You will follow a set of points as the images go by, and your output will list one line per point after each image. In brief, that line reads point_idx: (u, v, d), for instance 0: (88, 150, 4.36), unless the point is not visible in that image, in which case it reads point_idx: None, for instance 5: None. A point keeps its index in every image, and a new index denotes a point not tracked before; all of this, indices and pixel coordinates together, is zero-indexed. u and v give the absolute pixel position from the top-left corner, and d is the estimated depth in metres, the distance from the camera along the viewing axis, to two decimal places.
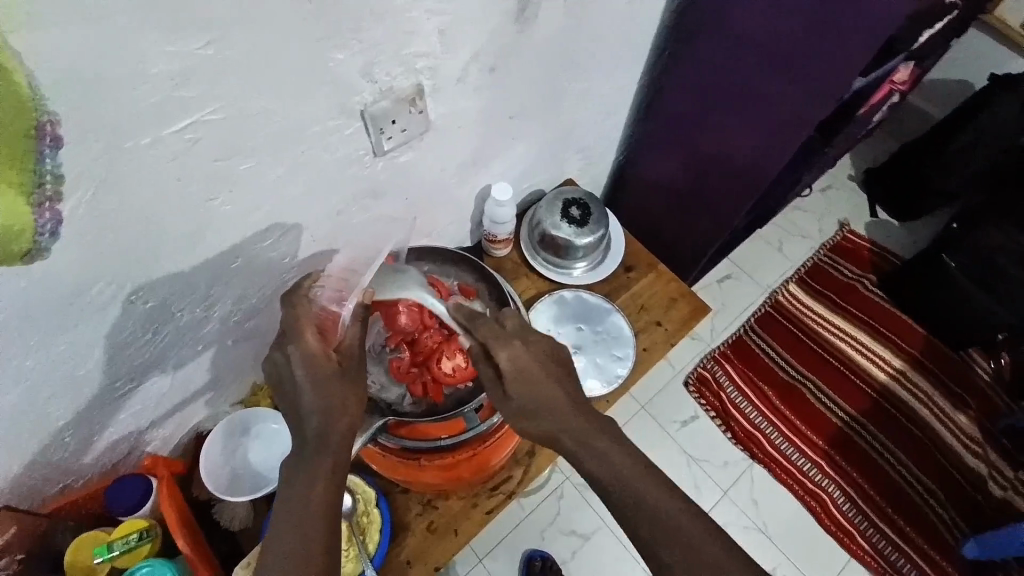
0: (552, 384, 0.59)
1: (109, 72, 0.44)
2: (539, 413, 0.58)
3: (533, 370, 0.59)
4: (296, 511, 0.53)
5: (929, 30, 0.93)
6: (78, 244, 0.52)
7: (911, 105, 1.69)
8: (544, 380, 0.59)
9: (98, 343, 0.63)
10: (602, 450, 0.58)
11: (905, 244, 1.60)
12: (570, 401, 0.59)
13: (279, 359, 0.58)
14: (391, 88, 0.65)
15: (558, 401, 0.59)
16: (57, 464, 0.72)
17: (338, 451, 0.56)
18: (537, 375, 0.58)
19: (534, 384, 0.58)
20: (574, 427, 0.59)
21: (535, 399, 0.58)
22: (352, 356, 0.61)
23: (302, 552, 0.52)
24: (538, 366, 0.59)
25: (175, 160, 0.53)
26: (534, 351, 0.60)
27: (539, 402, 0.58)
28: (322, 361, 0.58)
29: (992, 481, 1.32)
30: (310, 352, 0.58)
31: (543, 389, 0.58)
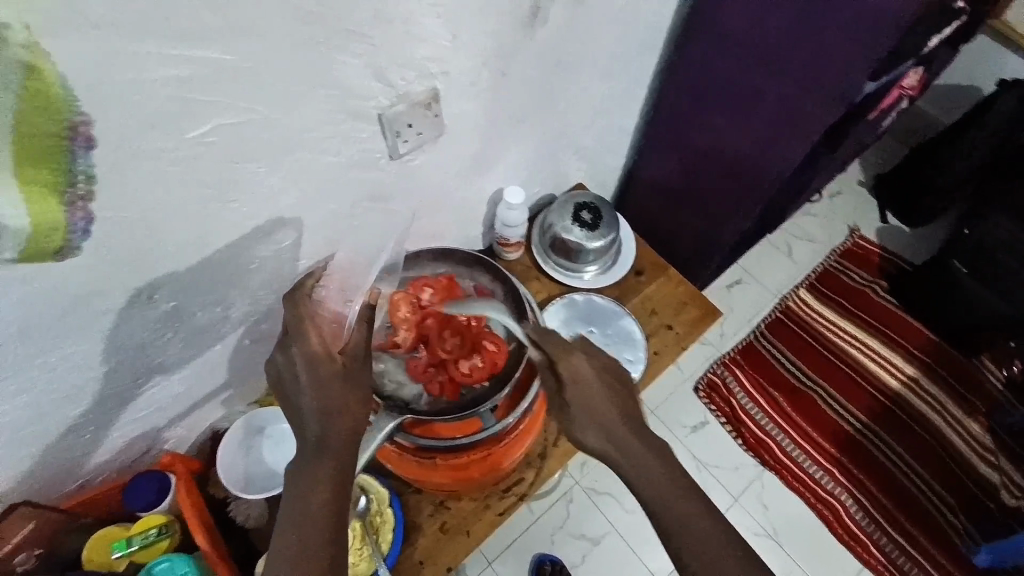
0: (610, 394, 0.60)
1: (137, 76, 0.45)
2: (589, 420, 0.59)
3: (590, 380, 0.61)
4: (297, 511, 0.53)
5: (938, 34, 0.93)
6: (103, 245, 0.53)
7: (920, 110, 1.69)
8: (602, 391, 0.61)
9: (118, 343, 0.64)
10: (638, 456, 0.57)
11: (915, 249, 1.59)
12: (621, 414, 0.60)
13: (282, 358, 0.59)
14: (404, 92, 0.66)
15: (608, 411, 0.59)
16: (76, 462, 0.74)
17: (342, 453, 0.56)
18: (596, 386, 0.61)
19: (586, 393, 0.60)
20: (623, 439, 0.58)
21: (586, 408, 0.60)
22: (354, 357, 0.62)
23: (299, 553, 0.51)
24: (596, 379, 0.61)
25: (197, 163, 0.54)
26: (600, 369, 0.62)
27: (590, 410, 0.59)
28: (325, 361, 0.59)
29: (1007, 488, 1.31)
30: (310, 354, 0.59)
31: (597, 399, 0.60)
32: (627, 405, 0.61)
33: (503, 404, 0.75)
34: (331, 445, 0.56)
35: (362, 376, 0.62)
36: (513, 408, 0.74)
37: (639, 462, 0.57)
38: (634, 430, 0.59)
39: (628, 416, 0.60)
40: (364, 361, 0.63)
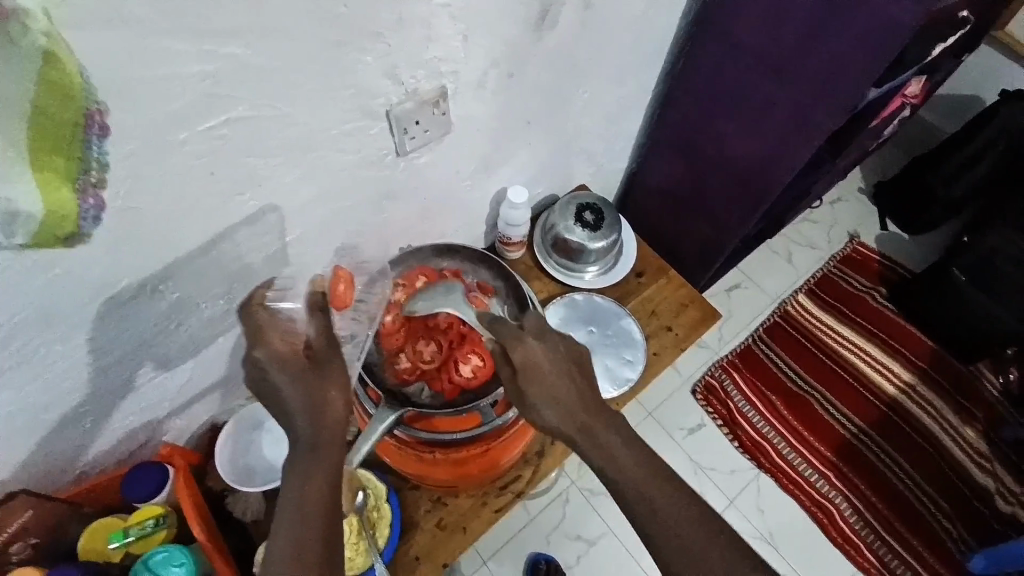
0: (564, 376, 0.61)
1: (152, 69, 0.45)
2: (547, 404, 0.60)
3: (544, 365, 0.61)
4: (294, 508, 0.53)
5: (942, 44, 0.94)
6: (112, 236, 0.54)
7: (922, 119, 1.70)
8: (557, 374, 0.61)
9: (123, 333, 0.64)
10: (605, 444, 0.59)
11: (914, 257, 1.60)
12: (576, 395, 0.61)
13: (248, 367, 0.58)
14: (414, 90, 0.67)
15: (563, 393, 0.60)
16: (77, 452, 0.74)
17: (333, 446, 0.55)
18: (550, 369, 0.61)
19: (544, 377, 0.61)
20: (579, 418, 0.60)
21: (545, 391, 0.60)
22: (319, 344, 0.60)
23: (294, 551, 0.51)
24: (549, 364, 0.62)
25: (207, 156, 0.55)
26: (549, 348, 0.63)
27: (548, 393, 0.60)
28: (292, 359, 0.58)
29: (1000, 496, 1.31)
30: (277, 353, 0.58)
31: (552, 381, 0.61)
32: (582, 388, 0.62)
33: (503, 398, 0.73)
34: (326, 436, 0.56)
35: (335, 361, 0.60)
36: (513, 402, 0.72)
37: (597, 442, 0.59)
38: (587, 408, 0.61)
39: (584, 397, 0.61)
40: (332, 345, 0.61)
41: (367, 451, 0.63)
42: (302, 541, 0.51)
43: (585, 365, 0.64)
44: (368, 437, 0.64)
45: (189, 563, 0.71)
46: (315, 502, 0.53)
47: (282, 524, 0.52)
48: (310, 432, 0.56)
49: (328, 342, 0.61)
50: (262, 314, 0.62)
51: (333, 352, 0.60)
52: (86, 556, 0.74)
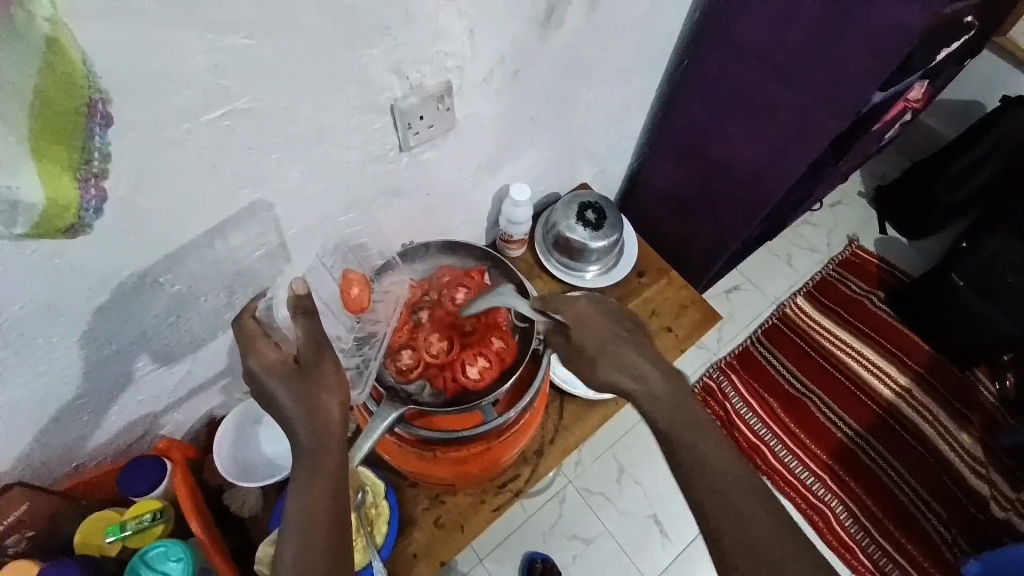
0: (618, 331, 0.63)
1: (157, 58, 0.45)
2: (607, 359, 0.61)
3: (597, 321, 0.63)
4: (296, 514, 0.53)
5: (947, 48, 0.94)
6: (114, 228, 0.53)
7: (922, 124, 1.70)
8: (611, 330, 0.63)
9: (121, 325, 0.63)
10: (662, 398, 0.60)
11: (913, 262, 1.60)
12: (635, 349, 0.62)
13: (245, 378, 0.57)
14: (419, 85, 0.66)
15: (630, 353, 0.62)
16: (73, 445, 0.73)
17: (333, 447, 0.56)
18: (601, 325, 0.63)
19: (598, 335, 0.62)
20: (644, 374, 0.61)
21: (603, 348, 0.62)
22: (306, 348, 0.57)
23: (302, 557, 0.51)
24: (605, 323, 0.64)
25: (210, 148, 0.54)
26: (601, 309, 0.65)
27: (608, 348, 0.62)
28: (280, 366, 0.56)
29: (995, 501, 1.32)
30: (266, 361, 0.56)
31: (608, 337, 0.62)
32: (636, 341, 0.63)
33: (504, 400, 0.74)
34: (328, 439, 0.56)
35: (329, 363, 0.57)
36: (513, 403, 0.73)
37: (656, 396, 0.60)
38: (647, 361, 0.62)
39: (644, 352, 0.63)
40: (320, 348, 0.57)
41: (370, 449, 0.63)
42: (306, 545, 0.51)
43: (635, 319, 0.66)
44: (369, 435, 0.63)
45: (187, 558, 0.71)
46: (319, 504, 0.53)
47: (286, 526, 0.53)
48: (311, 434, 0.55)
49: (316, 347, 0.57)
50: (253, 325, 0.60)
51: (321, 357, 0.57)
52: (82, 550, 0.73)
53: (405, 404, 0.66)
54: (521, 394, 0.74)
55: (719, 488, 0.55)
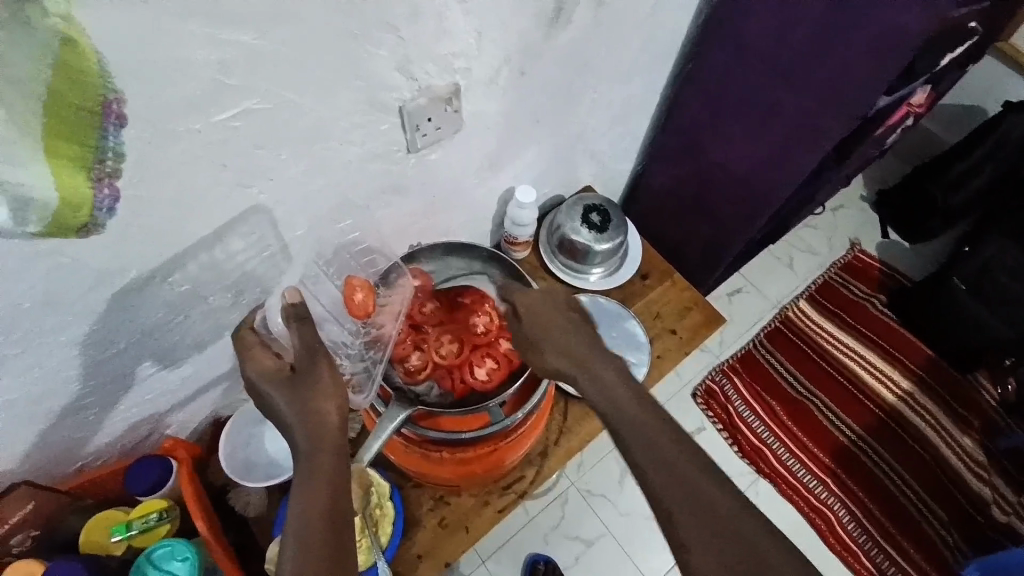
0: (567, 322, 0.69)
1: (165, 56, 0.45)
2: (550, 345, 0.67)
3: (547, 312, 0.70)
4: (298, 513, 0.53)
5: (949, 53, 0.94)
6: (122, 225, 0.54)
7: (923, 129, 1.71)
8: (559, 320, 0.69)
9: (129, 323, 0.64)
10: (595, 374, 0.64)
11: (914, 266, 1.60)
12: (579, 337, 0.68)
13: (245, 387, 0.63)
14: (426, 86, 0.66)
15: (562, 334, 0.67)
16: (79, 443, 0.73)
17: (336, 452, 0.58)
18: (549, 314, 0.69)
19: (545, 324, 0.68)
20: (576, 355, 0.66)
21: (548, 335, 0.67)
22: (301, 356, 0.62)
23: (298, 557, 0.50)
24: (546, 306, 0.70)
25: (216, 147, 0.54)
26: (548, 296, 0.72)
27: (549, 331, 0.68)
28: (276, 373, 0.62)
29: (996, 504, 1.32)
30: (264, 368, 0.62)
31: (554, 326, 0.68)
32: (585, 334, 0.69)
33: (511, 400, 0.74)
34: (325, 440, 0.58)
35: (323, 369, 0.62)
36: (521, 404, 0.73)
37: (596, 378, 0.64)
38: (582, 343, 0.67)
39: (592, 343, 0.68)
40: (313, 354, 0.62)
41: (378, 449, 0.63)
42: (306, 542, 0.51)
43: (585, 316, 0.72)
44: (376, 436, 0.63)
45: (193, 557, 0.71)
46: (319, 501, 0.54)
47: (287, 525, 0.53)
48: (309, 436, 0.58)
49: (309, 354, 0.62)
50: (252, 338, 0.66)
51: (314, 365, 0.62)
52: (86, 549, 0.73)
53: (413, 404, 0.66)
54: (528, 396, 0.73)
55: (700, 496, 0.54)
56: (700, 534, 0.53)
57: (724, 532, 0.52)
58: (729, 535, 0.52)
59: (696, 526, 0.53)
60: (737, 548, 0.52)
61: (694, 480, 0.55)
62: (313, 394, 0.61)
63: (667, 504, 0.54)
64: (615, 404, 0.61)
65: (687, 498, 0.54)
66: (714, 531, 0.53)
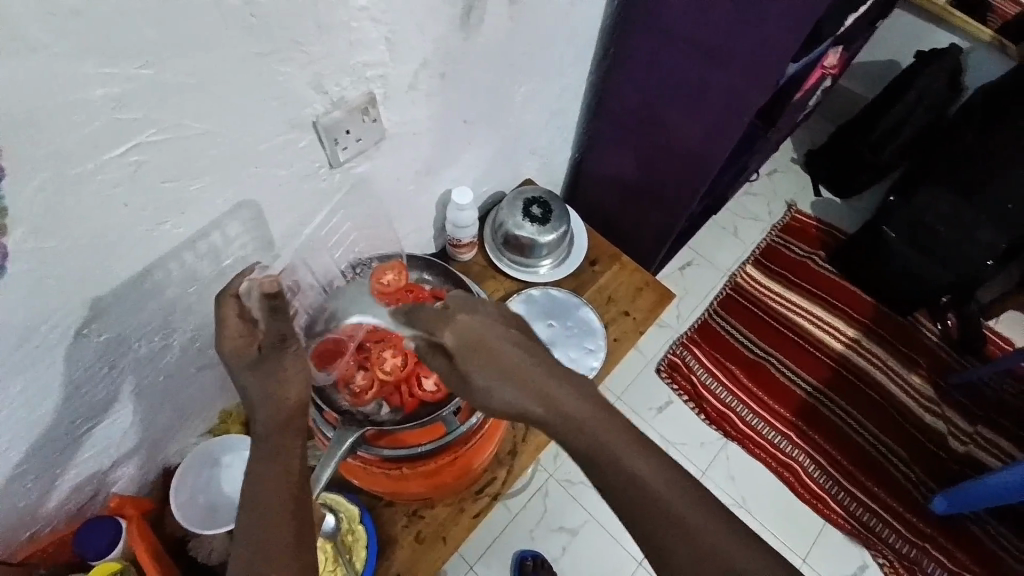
0: (511, 347, 0.56)
1: (47, 97, 0.42)
2: (496, 381, 0.55)
3: (485, 340, 0.56)
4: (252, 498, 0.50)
5: (854, 14, 0.98)
6: (24, 283, 0.50)
7: (843, 89, 1.78)
8: (496, 345, 0.56)
9: (53, 384, 0.60)
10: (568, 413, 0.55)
11: (850, 220, 1.67)
12: (528, 362, 0.56)
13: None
14: (342, 98, 0.65)
15: (522, 367, 0.56)
16: (16, 516, 0.68)
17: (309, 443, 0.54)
18: (489, 343, 0.56)
19: (488, 357, 0.56)
20: (543, 392, 0.56)
21: (492, 368, 0.55)
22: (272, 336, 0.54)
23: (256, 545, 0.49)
24: (491, 333, 0.56)
25: (122, 185, 0.51)
26: (480, 318, 0.57)
27: (501, 366, 0.55)
28: (243, 350, 0.53)
29: (952, 436, 1.39)
30: (230, 342, 0.53)
31: (497, 355, 0.56)
32: (538, 355, 0.57)
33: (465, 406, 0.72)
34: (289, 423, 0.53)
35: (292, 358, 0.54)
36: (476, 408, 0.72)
37: (571, 417, 0.55)
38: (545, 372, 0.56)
39: (543, 363, 0.57)
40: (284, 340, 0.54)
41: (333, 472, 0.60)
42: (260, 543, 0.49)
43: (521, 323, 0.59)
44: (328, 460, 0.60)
45: None
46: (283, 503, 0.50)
47: (242, 518, 0.50)
48: (270, 433, 0.53)
49: (280, 338, 0.54)
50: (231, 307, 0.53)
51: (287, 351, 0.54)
52: None
53: (360, 426, 0.65)
54: None
55: (664, 500, 0.51)
56: (665, 536, 0.51)
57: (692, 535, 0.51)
58: (694, 532, 0.51)
59: (663, 540, 0.51)
60: (702, 551, 0.50)
61: (650, 485, 0.52)
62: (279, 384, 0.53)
63: (630, 504, 0.52)
64: (581, 434, 0.54)
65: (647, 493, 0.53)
66: (677, 532, 0.51)
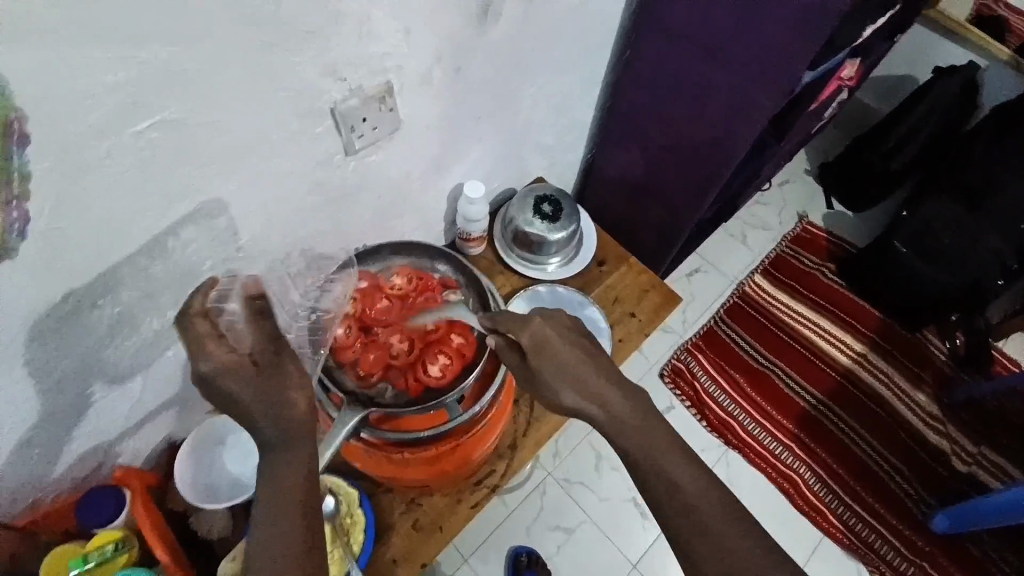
0: (574, 352, 0.62)
1: (70, 70, 0.43)
2: (561, 380, 0.61)
3: (555, 343, 0.63)
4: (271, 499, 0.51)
5: (872, 25, 0.98)
6: (40, 253, 0.51)
7: (859, 101, 1.77)
8: (567, 348, 0.62)
9: (63, 356, 0.61)
10: (616, 412, 0.59)
11: (860, 233, 1.67)
12: (588, 366, 0.62)
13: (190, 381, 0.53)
14: (359, 87, 0.65)
15: (580, 370, 0.61)
16: (21, 485, 0.69)
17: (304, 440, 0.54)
18: (558, 345, 0.62)
19: (557, 358, 0.62)
20: (595, 393, 0.60)
21: (558, 369, 0.61)
22: (266, 347, 0.56)
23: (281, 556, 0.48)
24: (559, 339, 0.63)
25: (140, 161, 0.52)
26: (553, 324, 0.64)
27: (564, 369, 0.61)
28: (241, 366, 0.53)
29: (955, 455, 1.38)
30: (221, 361, 0.53)
31: (563, 357, 0.62)
32: (597, 362, 0.63)
33: (469, 394, 0.72)
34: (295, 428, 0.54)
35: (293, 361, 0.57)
36: (479, 397, 0.72)
37: (622, 419, 0.59)
38: (601, 377, 0.61)
39: (598, 369, 0.62)
40: (283, 347, 0.57)
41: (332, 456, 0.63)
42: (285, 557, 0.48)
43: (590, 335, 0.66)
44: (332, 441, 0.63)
45: None
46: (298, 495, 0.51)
47: (258, 523, 0.50)
48: (282, 442, 0.53)
49: (277, 348, 0.57)
50: (204, 326, 0.55)
51: (285, 359, 0.56)
52: None
53: (364, 408, 0.66)
54: (486, 386, 0.73)
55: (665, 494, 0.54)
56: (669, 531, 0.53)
57: (698, 535, 0.52)
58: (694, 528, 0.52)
59: (680, 541, 0.53)
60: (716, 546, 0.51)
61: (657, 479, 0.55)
62: (292, 393, 0.55)
63: None
64: (626, 433, 0.58)
65: (649, 489, 0.54)
66: (684, 529, 0.53)
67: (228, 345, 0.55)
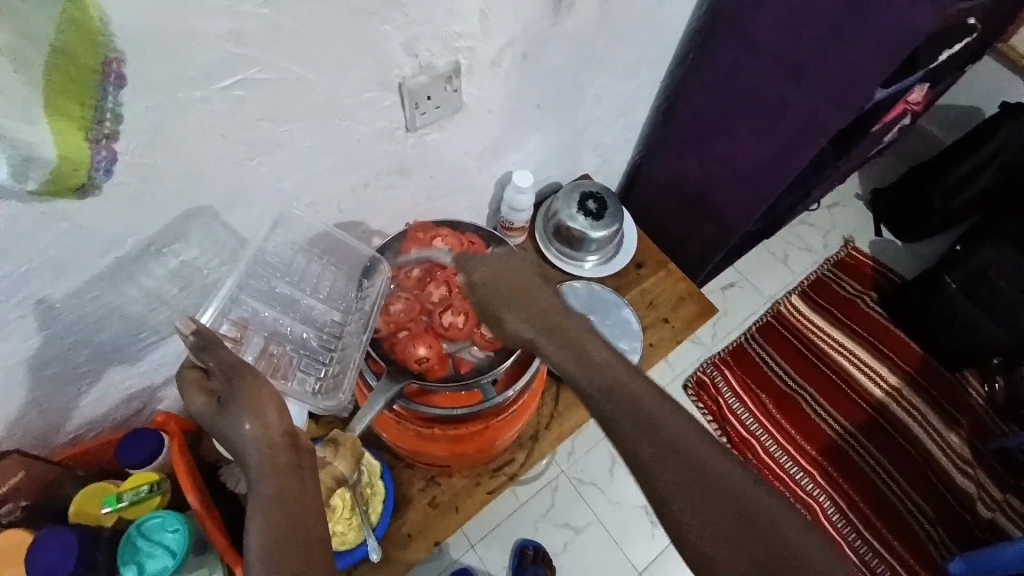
0: (526, 287, 0.70)
1: (178, 20, 0.45)
2: (518, 312, 0.68)
3: (501, 277, 0.71)
4: (260, 505, 0.52)
5: (949, 49, 0.95)
6: (121, 192, 0.53)
7: (921, 129, 1.72)
8: (519, 283, 0.70)
9: (124, 296, 0.63)
10: (569, 341, 0.65)
11: (906, 265, 1.62)
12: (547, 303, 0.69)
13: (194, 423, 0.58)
14: (430, 65, 0.66)
15: (528, 301, 0.68)
16: (70, 416, 0.73)
17: (279, 465, 0.54)
18: (509, 281, 0.70)
19: (502, 290, 0.69)
20: (548, 325, 0.67)
21: (507, 299, 0.69)
22: (220, 375, 0.55)
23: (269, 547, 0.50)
24: (508, 275, 0.71)
25: (223, 117, 0.54)
26: (506, 265, 0.72)
27: (516, 297, 0.69)
28: (208, 408, 0.55)
29: (981, 501, 1.34)
30: (197, 407, 0.56)
31: (519, 297, 0.69)
32: (549, 301, 0.69)
33: (504, 376, 0.74)
34: (274, 457, 0.54)
35: (249, 382, 0.55)
36: (513, 381, 0.74)
37: (567, 345, 0.65)
38: (551, 315, 0.68)
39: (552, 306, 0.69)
40: (234, 372, 0.55)
41: (371, 419, 0.67)
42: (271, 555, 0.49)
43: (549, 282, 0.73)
44: (369, 409, 0.67)
45: (184, 529, 0.68)
46: (285, 502, 0.52)
47: (255, 521, 0.51)
48: (260, 460, 0.54)
49: (229, 373, 0.55)
50: (193, 372, 0.58)
51: (231, 388, 0.54)
52: (76, 520, 0.71)
53: (406, 378, 0.70)
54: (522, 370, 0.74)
55: (653, 432, 0.56)
56: (669, 483, 0.55)
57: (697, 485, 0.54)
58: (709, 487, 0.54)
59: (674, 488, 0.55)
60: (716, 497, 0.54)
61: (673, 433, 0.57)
62: (249, 423, 0.53)
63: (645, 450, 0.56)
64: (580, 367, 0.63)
65: (639, 429, 0.57)
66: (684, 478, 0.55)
67: (209, 385, 0.57)
